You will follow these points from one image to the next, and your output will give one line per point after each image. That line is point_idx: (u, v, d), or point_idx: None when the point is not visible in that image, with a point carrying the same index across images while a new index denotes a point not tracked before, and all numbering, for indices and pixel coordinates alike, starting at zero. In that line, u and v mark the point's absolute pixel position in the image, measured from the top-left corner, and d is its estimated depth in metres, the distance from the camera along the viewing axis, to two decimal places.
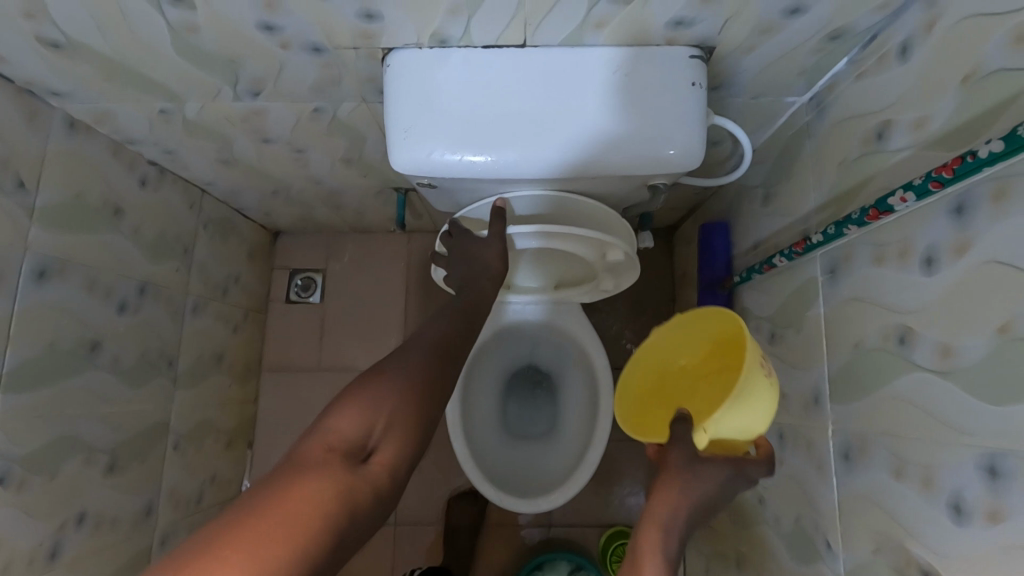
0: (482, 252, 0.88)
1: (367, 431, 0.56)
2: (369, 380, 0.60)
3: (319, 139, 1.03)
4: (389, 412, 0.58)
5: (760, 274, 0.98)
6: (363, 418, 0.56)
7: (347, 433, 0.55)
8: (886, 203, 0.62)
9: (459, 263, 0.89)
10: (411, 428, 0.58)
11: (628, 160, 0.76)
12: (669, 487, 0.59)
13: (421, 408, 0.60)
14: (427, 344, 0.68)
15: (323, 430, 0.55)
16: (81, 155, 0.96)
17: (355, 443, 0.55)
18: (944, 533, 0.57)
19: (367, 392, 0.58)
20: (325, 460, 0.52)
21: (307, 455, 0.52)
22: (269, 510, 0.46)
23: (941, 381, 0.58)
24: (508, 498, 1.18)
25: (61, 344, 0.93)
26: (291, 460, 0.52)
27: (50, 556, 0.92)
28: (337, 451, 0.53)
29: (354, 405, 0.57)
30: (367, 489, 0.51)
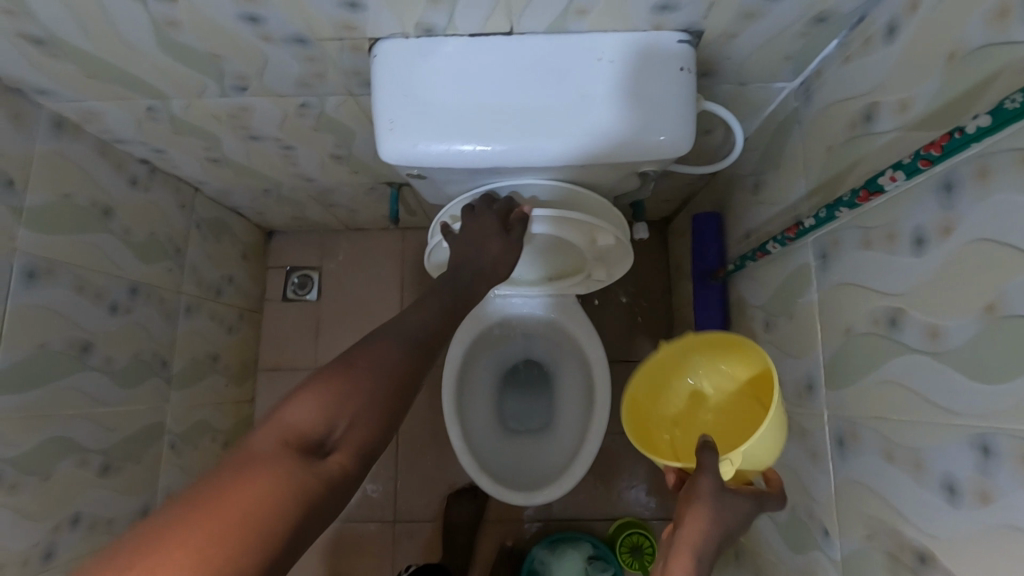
0: (493, 243, 0.82)
1: (328, 426, 0.49)
2: (334, 370, 0.54)
3: (307, 136, 1.03)
4: (357, 404, 0.51)
5: (754, 261, 0.97)
6: (325, 411, 0.49)
7: (305, 426, 0.48)
8: (876, 183, 0.61)
9: (467, 235, 0.84)
10: (379, 421, 0.52)
11: (617, 148, 0.75)
12: (701, 512, 0.55)
13: (391, 403, 0.54)
14: (406, 335, 0.61)
15: (277, 420, 0.48)
16: (69, 154, 0.96)
17: (314, 438, 0.48)
18: (937, 516, 0.57)
19: (332, 382, 0.52)
20: (278, 453, 0.45)
21: (257, 448, 0.45)
22: (205, 507, 0.39)
23: (931, 362, 0.57)
24: (506, 492, 1.17)
25: (52, 345, 0.93)
26: (239, 452, 0.45)
27: (44, 558, 0.92)
28: (293, 445, 0.46)
29: (316, 395, 0.50)
30: (325, 488, 0.45)
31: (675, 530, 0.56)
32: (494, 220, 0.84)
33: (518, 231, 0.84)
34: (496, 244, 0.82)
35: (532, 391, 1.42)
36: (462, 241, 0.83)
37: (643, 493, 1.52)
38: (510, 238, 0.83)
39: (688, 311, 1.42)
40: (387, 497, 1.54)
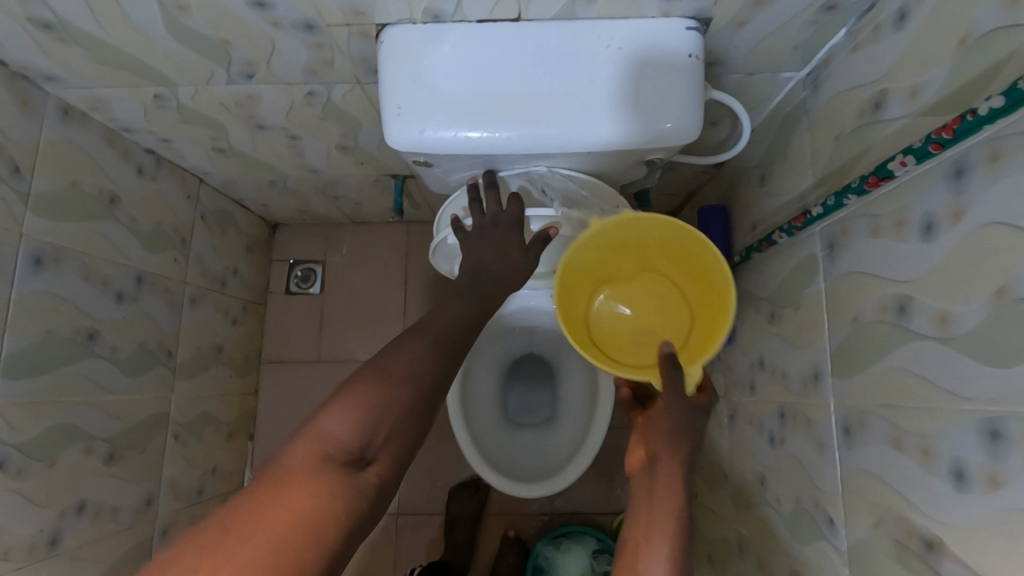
0: (516, 257, 0.80)
1: (367, 439, 0.51)
2: (371, 377, 0.55)
3: (314, 126, 1.03)
4: (393, 420, 0.53)
5: (759, 252, 0.98)
6: (364, 425, 0.51)
7: (345, 439, 0.50)
8: (886, 168, 0.62)
9: (486, 236, 0.81)
10: (410, 434, 0.54)
11: (624, 136, 0.75)
12: (671, 432, 0.60)
13: (422, 413, 0.56)
14: (439, 338, 0.62)
15: (315, 429, 0.50)
16: (77, 142, 0.96)
17: (353, 451, 0.50)
18: (945, 501, 0.57)
19: (369, 393, 0.53)
20: (320, 470, 0.48)
21: (299, 461, 0.48)
22: (253, 526, 0.43)
23: (941, 348, 0.57)
24: (511, 485, 1.16)
25: (58, 332, 0.93)
26: (282, 464, 0.48)
27: (50, 544, 0.92)
28: (334, 458, 0.49)
29: (353, 406, 0.52)
30: (361, 502, 0.48)
31: (649, 466, 0.59)
32: (517, 230, 0.82)
33: (538, 251, 0.81)
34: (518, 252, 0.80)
35: (536, 386, 1.42)
36: (480, 238, 0.81)
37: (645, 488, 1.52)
38: (530, 255, 0.81)
39: None
40: None
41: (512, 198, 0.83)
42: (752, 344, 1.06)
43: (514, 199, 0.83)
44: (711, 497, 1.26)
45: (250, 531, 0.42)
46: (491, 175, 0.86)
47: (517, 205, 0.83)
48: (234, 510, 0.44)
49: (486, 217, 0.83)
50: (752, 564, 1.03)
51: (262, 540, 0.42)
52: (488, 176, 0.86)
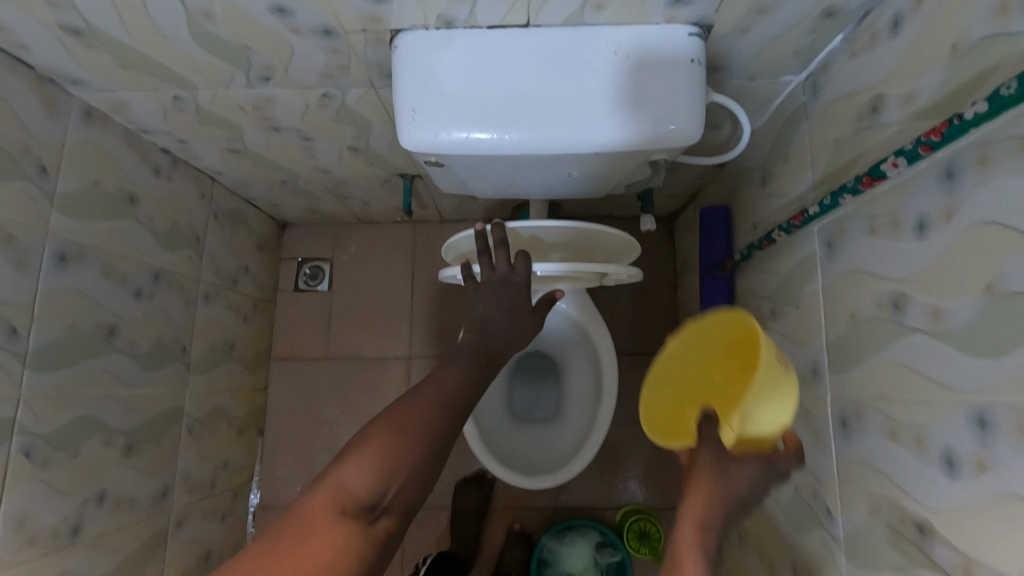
0: (525, 319, 0.77)
1: (380, 493, 0.54)
2: (384, 429, 0.58)
3: (326, 127, 1.06)
4: (406, 471, 0.56)
5: (760, 250, 1.00)
6: (378, 478, 0.54)
7: (359, 490, 0.53)
8: (879, 169, 0.65)
9: (496, 295, 0.77)
10: (423, 483, 0.57)
11: (629, 139, 0.78)
12: (703, 483, 0.54)
13: (435, 462, 0.58)
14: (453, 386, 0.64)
15: (332, 482, 0.54)
16: (98, 143, 0.99)
17: (368, 501, 0.53)
18: (935, 488, 0.60)
19: (384, 446, 0.56)
20: (335, 524, 0.51)
21: (316, 513, 0.51)
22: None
23: (933, 341, 0.60)
24: (515, 476, 1.20)
25: (81, 328, 0.96)
26: (300, 514, 0.52)
27: (73, 532, 0.95)
28: (348, 510, 0.52)
29: (368, 459, 0.55)
30: (374, 551, 0.51)
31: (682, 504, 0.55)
32: (524, 293, 0.79)
33: (543, 312, 0.82)
34: (528, 324, 0.78)
35: (542, 382, 1.45)
36: (491, 298, 0.76)
37: (647, 484, 1.55)
38: (534, 318, 0.80)
39: (694, 303, 1.45)
40: None
41: (520, 257, 0.80)
42: None
43: (524, 259, 0.80)
44: None
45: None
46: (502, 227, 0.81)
47: (525, 265, 0.81)
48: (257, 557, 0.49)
49: (496, 273, 0.79)
50: (753, 555, 1.06)
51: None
52: (497, 229, 0.79)
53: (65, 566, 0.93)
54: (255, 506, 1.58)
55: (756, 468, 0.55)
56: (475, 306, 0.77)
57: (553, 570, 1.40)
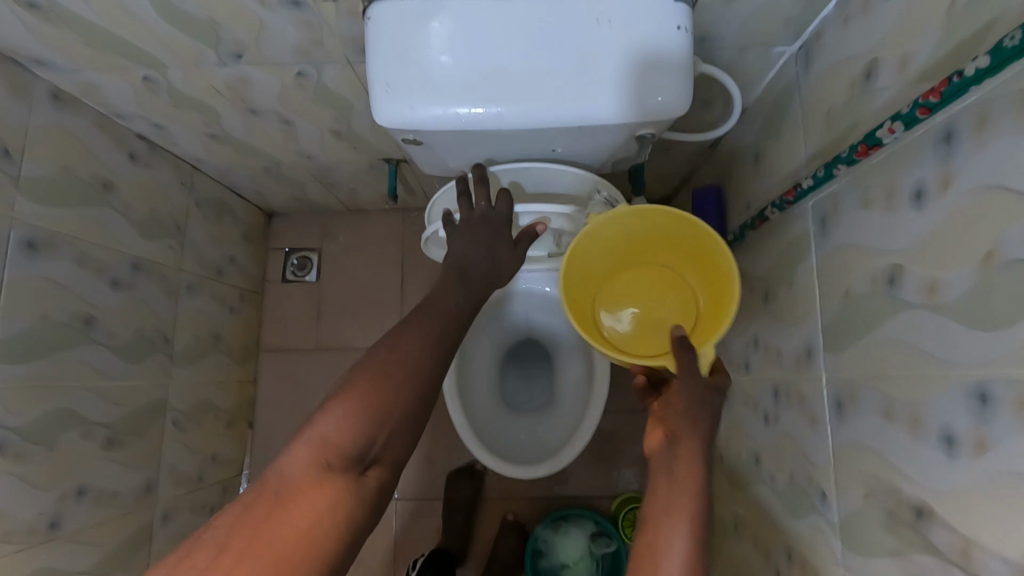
0: (505, 253, 0.80)
1: (366, 445, 0.54)
2: (365, 381, 0.57)
3: (306, 109, 1.03)
4: (391, 423, 0.57)
5: (752, 229, 0.98)
6: (363, 430, 0.55)
7: (344, 443, 0.53)
8: (875, 136, 0.62)
9: (477, 233, 0.79)
10: (406, 434, 0.58)
11: (613, 110, 0.75)
12: (684, 413, 0.60)
13: (418, 414, 0.59)
14: (431, 335, 0.64)
15: (313, 435, 0.53)
16: (69, 128, 0.97)
17: (354, 454, 0.54)
18: (934, 468, 0.57)
19: (366, 397, 0.56)
20: (323, 476, 0.51)
21: (302, 467, 0.51)
22: (269, 533, 0.46)
23: (930, 315, 0.57)
24: (506, 466, 1.17)
25: (54, 317, 0.94)
26: (285, 470, 0.51)
27: (50, 527, 0.93)
28: (335, 463, 0.52)
29: (350, 411, 0.55)
30: (364, 501, 0.52)
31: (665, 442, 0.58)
32: (506, 231, 0.81)
33: (525, 247, 0.83)
34: (509, 253, 0.80)
35: (535, 368, 1.42)
36: (470, 234, 0.79)
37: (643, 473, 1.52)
38: (516, 252, 0.82)
39: None
40: None
41: (501, 194, 0.82)
42: (747, 324, 1.06)
43: (503, 196, 0.82)
44: None
45: (268, 538, 0.46)
46: (482, 169, 0.85)
47: (507, 202, 0.82)
48: (246, 514, 0.47)
49: (475, 212, 0.81)
50: (749, 542, 1.04)
51: (280, 545, 0.46)
52: (475, 170, 0.84)
53: (43, 562, 0.91)
54: None
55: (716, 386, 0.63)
56: (452, 240, 0.79)
57: (547, 560, 1.39)
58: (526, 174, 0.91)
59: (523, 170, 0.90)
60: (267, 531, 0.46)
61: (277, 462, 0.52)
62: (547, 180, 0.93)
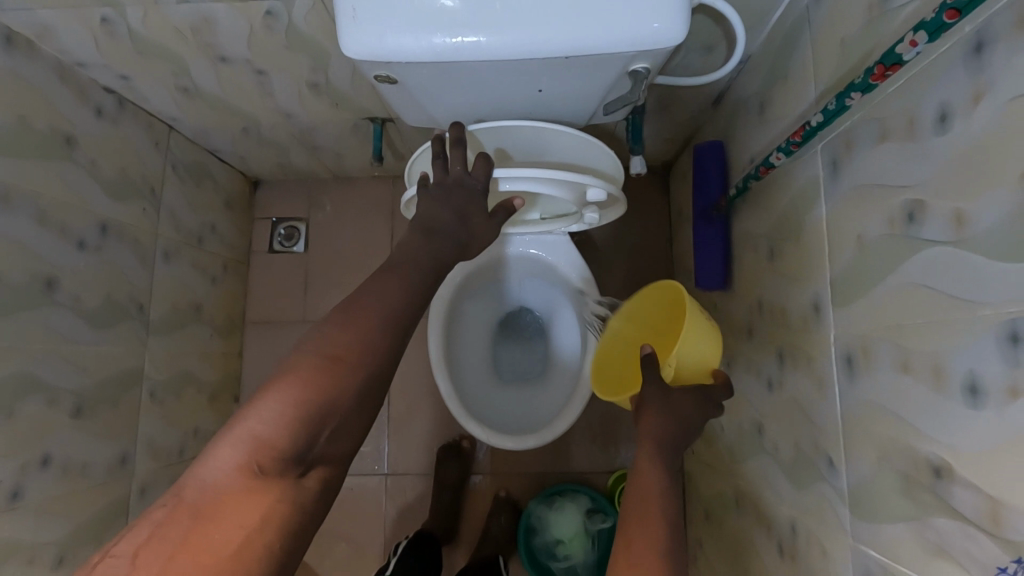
0: (477, 221, 0.74)
1: (308, 444, 0.50)
2: (310, 368, 0.52)
3: (278, 56, 0.96)
4: (339, 414, 0.52)
5: (757, 179, 0.89)
6: (305, 429, 0.50)
7: (280, 443, 0.48)
8: (894, 53, 0.54)
9: (449, 197, 0.73)
10: (357, 424, 0.54)
11: (603, 38, 0.68)
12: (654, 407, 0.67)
13: (371, 400, 0.55)
14: (386, 312, 0.58)
15: (245, 435, 0.48)
16: (24, 75, 0.91)
17: (294, 454, 0.49)
18: (957, 423, 0.51)
19: (311, 390, 0.51)
20: (255, 486, 0.47)
21: (230, 476, 0.47)
22: (186, 557, 0.43)
23: (956, 251, 0.51)
24: (495, 436, 1.11)
25: (12, 277, 0.88)
26: (210, 480, 0.46)
27: (12, 498, 0.88)
28: (270, 468, 0.48)
29: (288, 406, 0.49)
30: (303, 504, 0.49)
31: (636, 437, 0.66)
32: (481, 198, 0.75)
33: (501, 219, 0.78)
34: (483, 224, 0.74)
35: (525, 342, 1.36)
36: (442, 198, 0.72)
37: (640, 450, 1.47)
38: (491, 225, 0.76)
39: (689, 256, 1.35)
40: (379, 452, 1.50)
41: (479, 157, 0.76)
42: (750, 287, 0.99)
43: (481, 160, 0.76)
44: (711, 452, 1.22)
45: (187, 563, 0.42)
46: (459, 128, 0.77)
47: (484, 169, 0.76)
48: (163, 534, 0.44)
49: (449, 176, 0.75)
50: (751, 517, 0.99)
51: (197, 571, 0.42)
52: (453, 130, 0.76)
53: (5, 534, 0.86)
54: None
55: (690, 400, 0.69)
56: (423, 203, 0.73)
57: (540, 537, 1.35)
58: (511, 136, 0.84)
59: (505, 131, 0.83)
60: (185, 555, 0.43)
61: (200, 467, 0.47)
62: (533, 143, 0.85)
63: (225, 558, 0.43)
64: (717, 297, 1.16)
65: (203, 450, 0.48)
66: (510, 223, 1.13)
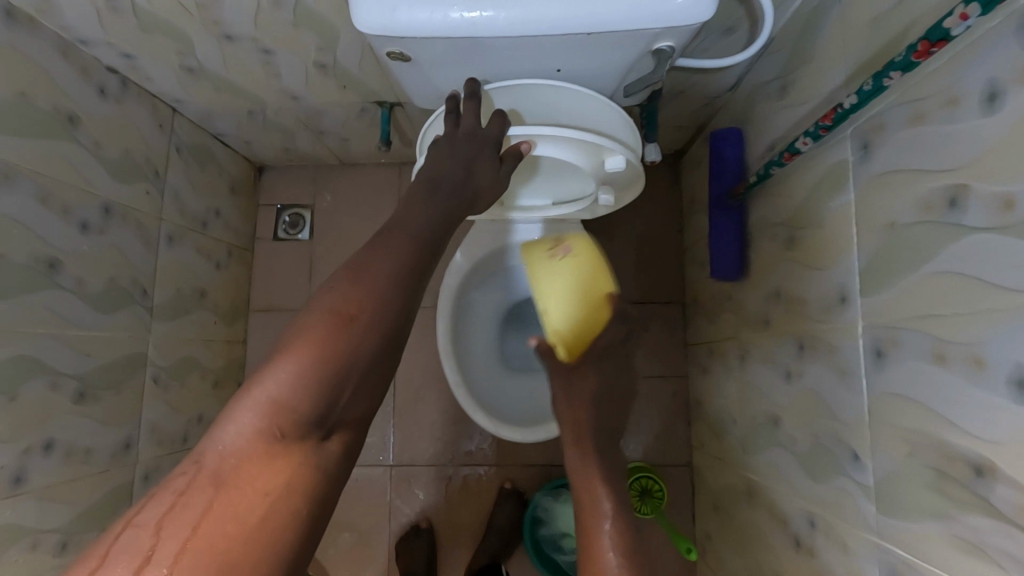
0: (483, 172, 0.71)
1: (325, 407, 0.48)
2: (321, 329, 0.50)
3: (285, 35, 0.93)
4: (353, 377, 0.50)
5: (780, 166, 0.86)
6: (321, 392, 0.48)
7: (297, 406, 0.47)
8: (941, 29, 0.51)
9: (457, 147, 0.71)
10: (375, 385, 0.52)
11: (627, 16, 0.65)
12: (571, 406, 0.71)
13: (389, 361, 0.53)
14: (396, 269, 0.55)
15: (260, 399, 0.47)
16: (27, 51, 0.88)
17: (312, 418, 0.48)
18: (997, 416, 0.49)
19: (324, 352, 0.49)
20: (277, 450, 0.46)
21: (249, 441, 0.45)
22: (214, 522, 0.42)
23: (1000, 238, 0.49)
24: (503, 427, 1.10)
25: (14, 259, 0.86)
26: (231, 446, 0.45)
27: (15, 482, 0.87)
28: (289, 433, 0.46)
29: (302, 369, 0.48)
30: (325, 469, 0.48)
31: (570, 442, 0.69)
32: (492, 150, 0.73)
33: (509, 167, 0.75)
34: (489, 171, 0.72)
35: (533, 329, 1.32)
36: (448, 150, 0.70)
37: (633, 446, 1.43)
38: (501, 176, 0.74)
39: (702, 245, 1.32)
40: (384, 441, 1.48)
41: (494, 115, 0.74)
42: (767, 277, 0.96)
43: (497, 116, 0.74)
44: (720, 444, 1.20)
45: (211, 532, 0.42)
46: (475, 84, 0.76)
47: (499, 125, 0.74)
48: (187, 501, 0.43)
49: (461, 129, 0.73)
50: (764, 510, 0.97)
51: (227, 535, 0.42)
52: (469, 85, 0.75)
53: (7, 519, 0.85)
54: None
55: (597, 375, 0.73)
56: (429, 154, 0.70)
57: (547, 528, 1.34)
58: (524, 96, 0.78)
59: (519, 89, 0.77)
60: (208, 523, 0.42)
61: (218, 433, 0.46)
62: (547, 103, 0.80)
63: (250, 525, 0.43)
64: (731, 286, 1.14)
65: (220, 418, 0.47)
66: (504, 205, 1.10)
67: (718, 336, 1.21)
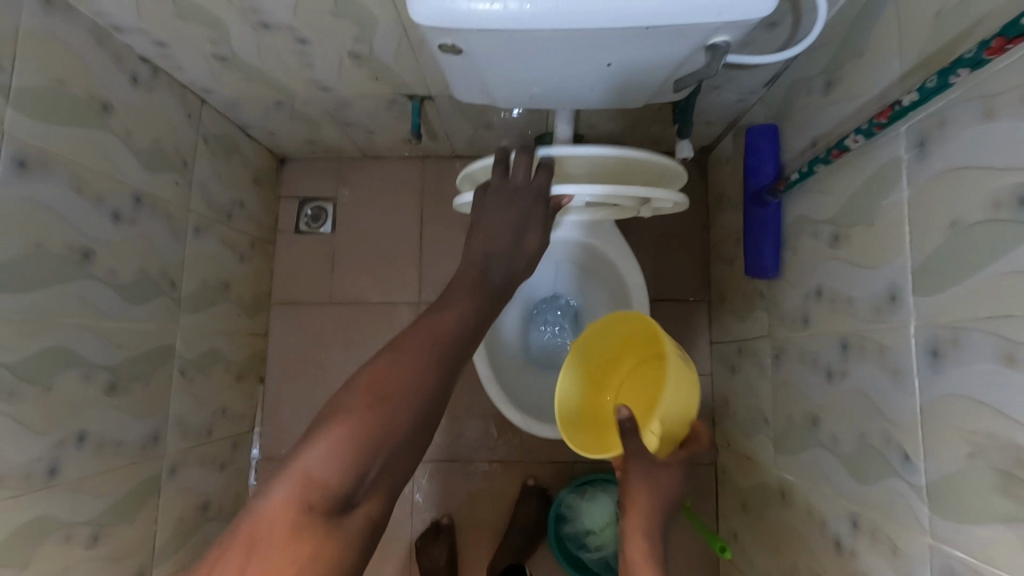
0: (532, 230, 0.79)
1: (356, 481, 0.47)
2: (360, 402, 0.50)
3: (323, 23, 0.92)
4: (387, 449, 0.49)
5: (825, 163, 0.84)
6: (353, 465, 0.47)
7: (328, 481, 0.46)
8: (1018, 25, 0.49)
9: (507, 207, 0.80)
10: (408, 459, 0.51)
11: (684, 8, 0.64)
12: (640, 492, 0.69)
13: (423, 436, 0.52)
14: (435, 343, 0.56)
15: (294, 473, 0.47)
16: (63, 38, 0.87)
17: (342, 492, 0.47)
18: None
19: (360, 425, 0.49)
20: (302, 527, 0.44)
21: (278, 516, 0.45)
22: None
23: None
24: (535, 424, 1.09)
25: (50, 247, 0.86)
26: (260, 520, 0.45)
27: (49, 474, 0.86)
28: (317, 509, 0.45)
29: (337, 442, 0.48)
30: (348, 549, 0.46)
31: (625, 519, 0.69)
32: (537, 211, 0.81)
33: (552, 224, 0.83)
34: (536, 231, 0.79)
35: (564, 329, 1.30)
36: (501, 210, 0.79)
37: None
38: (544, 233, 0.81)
39: (730, 243, 1.31)
40: None
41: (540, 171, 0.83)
42: (807, 275, 0.96)
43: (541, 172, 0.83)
44: (749, 443, 1.19)
45: None
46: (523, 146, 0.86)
47: (543, 182, 0.83)
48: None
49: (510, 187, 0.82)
50: (799, 509, 0.96)
51: None
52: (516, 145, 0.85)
53: (41, 511, 0.84)
54: (258, 459, 1.50)
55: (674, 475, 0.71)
56: (483, 210, 0.80)
57: (571, 525, 1.33)
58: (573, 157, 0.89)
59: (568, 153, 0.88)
60: None
61: (253, 507, 0.46)
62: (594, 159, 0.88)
63: None
64: (764, 285, 1.13)
65: (256, 492, 0.47)
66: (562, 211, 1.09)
67: (750, 335, 1.20)
